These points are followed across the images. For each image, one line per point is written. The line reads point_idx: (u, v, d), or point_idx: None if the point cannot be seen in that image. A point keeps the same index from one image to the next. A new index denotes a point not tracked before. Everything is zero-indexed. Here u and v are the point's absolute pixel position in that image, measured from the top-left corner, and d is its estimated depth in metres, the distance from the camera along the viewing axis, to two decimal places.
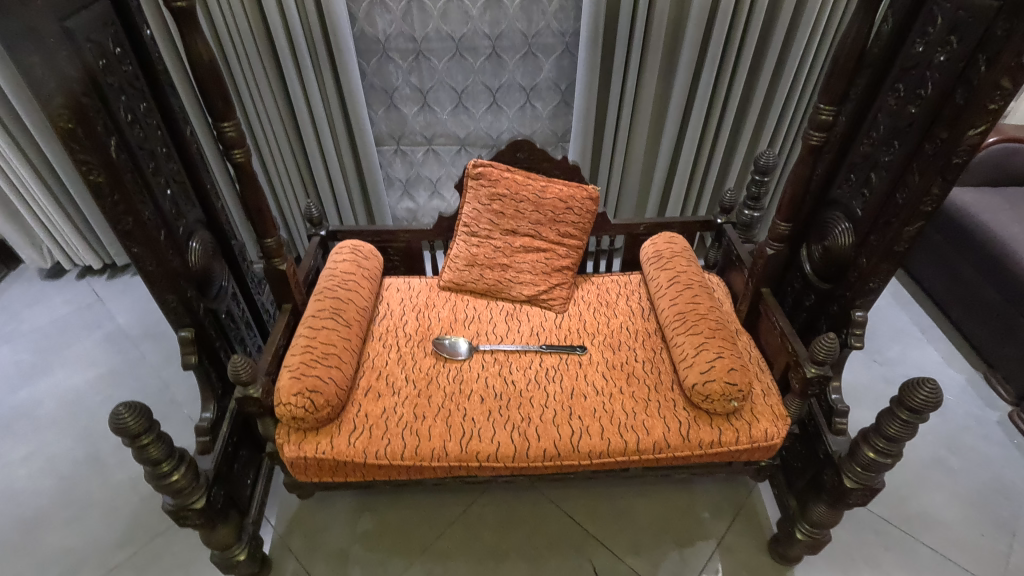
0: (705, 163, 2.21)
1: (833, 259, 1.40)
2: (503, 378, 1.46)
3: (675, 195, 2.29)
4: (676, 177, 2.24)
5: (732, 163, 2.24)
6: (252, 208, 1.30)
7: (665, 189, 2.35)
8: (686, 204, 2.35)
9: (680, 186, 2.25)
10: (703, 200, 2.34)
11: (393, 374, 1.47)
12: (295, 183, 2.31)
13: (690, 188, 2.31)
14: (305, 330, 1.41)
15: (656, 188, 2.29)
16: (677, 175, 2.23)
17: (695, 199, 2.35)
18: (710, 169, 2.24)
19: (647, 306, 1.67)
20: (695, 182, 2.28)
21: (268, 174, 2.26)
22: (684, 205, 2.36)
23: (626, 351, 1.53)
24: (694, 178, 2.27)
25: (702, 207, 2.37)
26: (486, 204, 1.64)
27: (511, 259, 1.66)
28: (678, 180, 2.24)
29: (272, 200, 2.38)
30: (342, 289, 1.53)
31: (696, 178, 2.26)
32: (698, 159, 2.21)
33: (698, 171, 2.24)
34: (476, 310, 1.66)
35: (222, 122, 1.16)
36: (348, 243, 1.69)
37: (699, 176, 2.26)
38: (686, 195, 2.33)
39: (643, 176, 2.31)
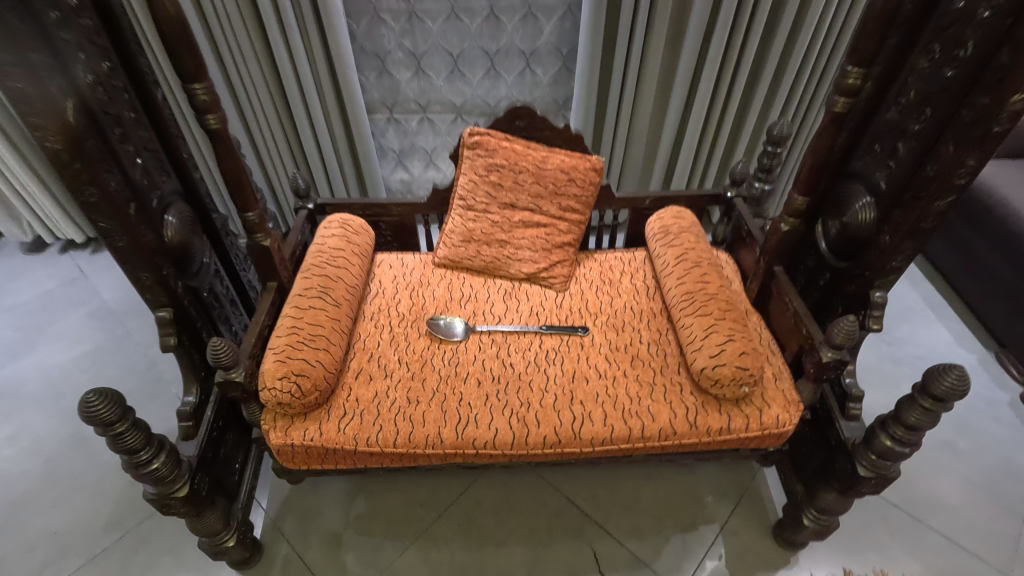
0: (713, 133, 2.11)
1: (852, 236, 1.31)
2: (500, 362, 1.39)
3: (680, 167, 2.19)
4: (682, 148, 2.13)
5: (741, 134, 2.13)
6: (230, 179, 1.20)
7: (671, 160, 2.24)
8: (692, 176, 2.25)
9: (687, 158, 2.15)
10: (709, 173, 2.24)
11: (386, 357, 1.40)
12: (284, 153, 2.20)
13: (697, 160, 2.21)
14: (291, 311, 1.33)
15: (661, 160, 2.18)
16: (683, 146, 2.12)
17: (701, 172, 2.25)
18: (719, 139, 2.13)
19: (651, 285, 1.59)
20: (702, 154, 2.17)
21: (254, 144, 2.15)
22: (690, 177, 2.26)
23: (631, 332, 1.46)
24: (701, 149, 2.17)
25: (708, 180, 2.28)
26: (482, 175, 1.54)
27: (509, 235, 1.57)
28: (684, 151, 2.14)
29: (259, 171, 2.27)
30: (330, 266, 1.45)
31: (703, 150, 2.16)
32: (705, 129, 2.10)
33: (705, 142, 2.14)
34: (472, 289, 1.58)
35: (193, 84, 1.06)
36: (337, 217, 1.60)
37: (706, 148, 2.15)
38: (692, 167, 2.23)
39: (647, 146, 2.21)
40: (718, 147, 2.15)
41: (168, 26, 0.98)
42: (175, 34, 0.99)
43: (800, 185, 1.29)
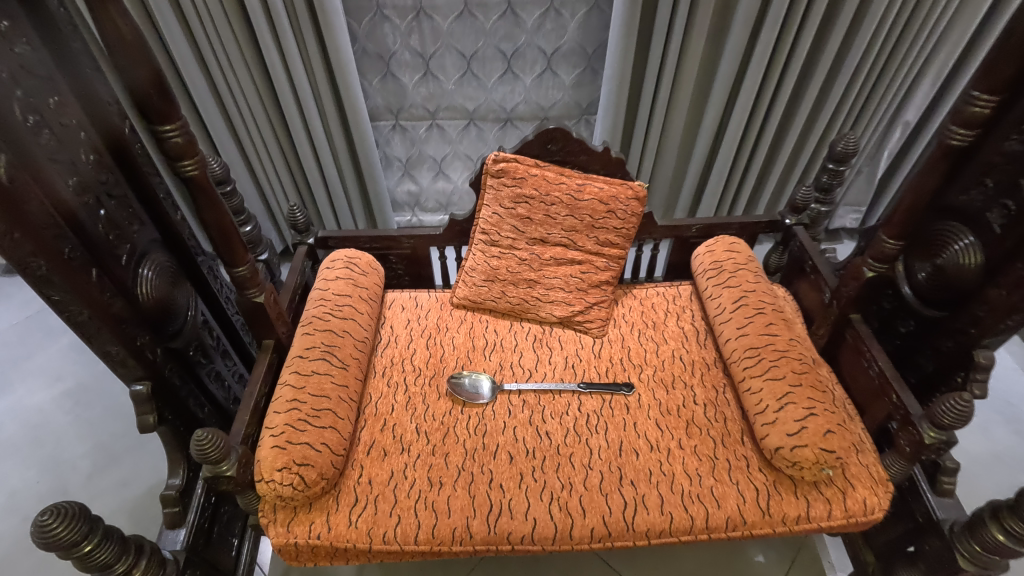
0: (751, 146, 1.88)
1: (950, 284, 1.11)
2: (534, 431, 1.20)
3: (713, 184, 1.95)
4: (716, 163, 1.90)
5: (782, 147, 1.90)
6: (214, 232, 1.00)
7: (702, 176, 2.01)
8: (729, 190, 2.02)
9: (721, 173, 1.91)
10: (744, 190, 2.00)
11: (402, 425, 1.21)
12: (278, 165, 1.99)
13: (731, 176, 1.97)
14: (291, 376, 1.14)
15: (692, 176, 1.95)
16: (718, 161, 1.89)
17: (735, 189, 2.01)
18: (758, 153, 1.90)
19: (702, 328, 1.39)
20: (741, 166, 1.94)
21: (248, 159, 1.95)
22: (727, 192, 2.03)
23: (683, 390, 1.26)
24: (736, 164, 1.93)
25: (742, 199, 2.04)
26: (508, 207, 1.33)
27: (539, 274, 1.37)
28: (719, 166, 1.90)
29: (253, 185, 2.06)
30: (335, 318, 1.25)
31: (739, 164, 1.92)
32: (743, 142, 1.87)
33: (742, 157, 1.90)
34: (496, 336, 1.38)
35: (163, 125, 0.85)
36: (341, 254, 1.40)
37: (743, 162, 1.92)
38: (726, 184, 1.99)
39: (676, 161, 1.97)
40: (757, 163, 1.91)
41: (125, 53, 0.76)
42: (135, 63, 0.78)
43: (891, 226, 1.08)
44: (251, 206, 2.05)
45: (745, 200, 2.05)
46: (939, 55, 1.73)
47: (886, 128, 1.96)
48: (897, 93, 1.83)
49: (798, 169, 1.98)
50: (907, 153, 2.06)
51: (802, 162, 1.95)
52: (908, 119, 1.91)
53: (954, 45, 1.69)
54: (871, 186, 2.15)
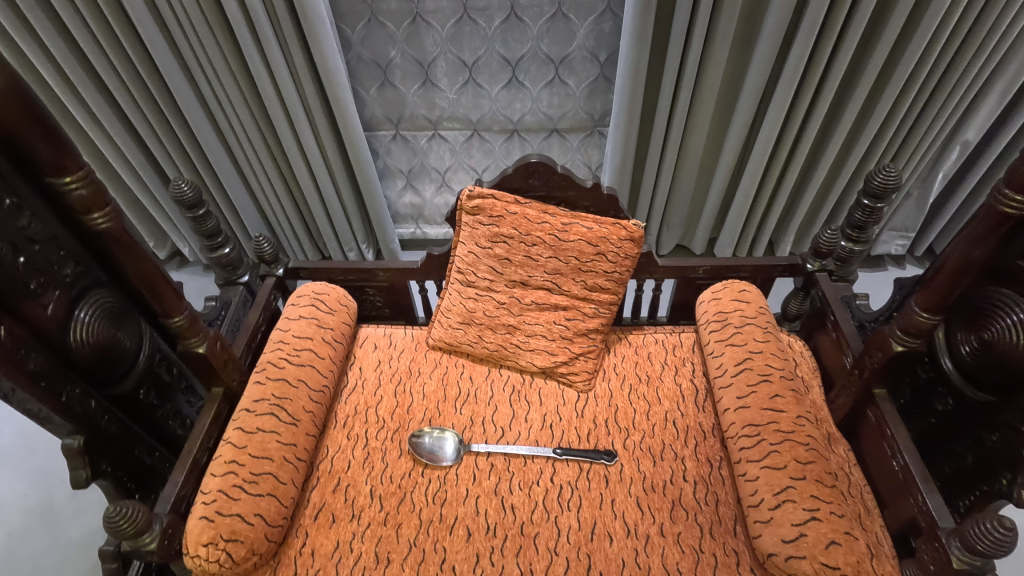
0: (781, 166, 1.79)
1: (1000, 367, 0.91)
2: (499, 503, 1.08)
3: (739, 201, 1.88)
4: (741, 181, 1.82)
5: (816, 169, 1.79)
6: (139, 282, 0.93)
7: (728, 191, 1.94)
8: (758, 202, 1.91)
9: (747, 192, 1.83)
10: (771, 210, 1.91)
11: (355, 486, 1.11)
12: (273, 178, 1.91)
13: (758, 196, 1.90)
14: (233, 433, 1.05)
15: (716, 193, 1.89)
16: (743, 180, 1.82)
17: (763, 209, 1.93)
18: (788, 173, 1.81)
19: (702, 387, 1.23)
20: (770, 179, 1.83)
21: (245, 172, 1.88)
22: (755, 204, 1.92)
23: (672, 462, 1.12)
24: (764, 184, 1.86)
25: (769, 219, 1.95)
26: (485, 246, 1.20)
27: (519, 319, 1.24)
28: (743, 184, 1.83)
29: (249, 195, 2.00)
30: (292, 364, 1.16)
31: (767, 182, 1.84)
32: (772, 160, 1.79)
33: (771, 176, 1.83)
34: (471, 384, 1.26)
35: (62, 176, 0.77)
36: (309, 288, 1.31)
37: (772, 181, 1.83)
38: (753, 203, 1.91)
39: (700, 170, 1.90)
40: (786, 183, 1.83)
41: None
42: (13, 114, 0.68)
43: (926, 296, 0.90)
44: (246, 216, 1.99)
45: (774, 221, 1.96)
46: (1008, 69, 1.54)
47: (943, 148, 1.75)
48: (955, 111, 1.63)
49: (834, 191, 1.85)
50: (966, 177, 1.82)
51: (838, 182, 1.83)
52: (969, 138, 1.69)
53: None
54: (922, 212, 1.91)
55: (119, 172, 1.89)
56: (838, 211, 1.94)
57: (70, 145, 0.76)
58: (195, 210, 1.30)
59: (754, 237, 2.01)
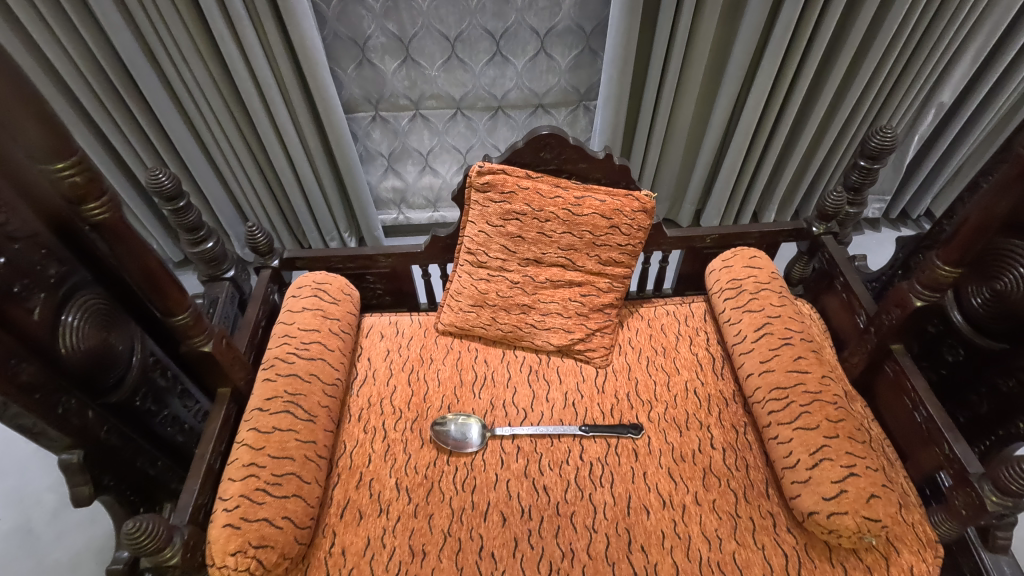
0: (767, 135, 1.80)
1: (1015, 317, 0.93)
2: (531, 485, 1.05)
3: (724, 170, 1.89)
4: (728, 151, 1.82)
5: (800, 137, 1.81)
6: (139, 278, 0.85)
7: (715, 161, 1.94)
8: (744, 172, 1.92)
9: (734, 161, 1.83)
10: (756, 179, 1.92)
11: (380, 480, 1.07)
12: (247, 166, 1.80)
13: (744, 166, 1.91)
14: (249, 434, 0.99)
15: (703, 165, 1.89)
16: (730, 150, 1.82)
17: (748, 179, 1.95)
18: (774, 140, 1.82)
19: (718, 355, 1.24)
20: (757, 148, 1.84)
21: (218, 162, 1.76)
22: (741, 174, 1.93)
23: (699, 430, 1.12)
24: (750, 153, 1.87)
25: (753, 188, 1.96)
26: (496, 224, 1.17)
27: (534, 298, 1.21)
28: (730, 153, 1.83)
29: (221, 186, 1.88)
30: (302, 359, 1.10)
31: (753, 151, 1.84)
32: (758, 129, 1.80)
33: (757, 145, 1.84)
34: (487, 368, 1.23)
35: (54, 162, 0.69)
36: (310, 279, 1.24)
37: (758, 148, 1.84)
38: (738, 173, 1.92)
39: (687, 142, 1.90)
40: (772, 152, 1.84)
41: None
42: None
43: (949, 251, 0.92)
44: (220, 208, 1.88)
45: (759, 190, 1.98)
46: (982, 30, 1.59)
47: (919, 110, 1.80)
48: (932, 72, 1.68)
49: (817, 156, 1.87)
50: (938, 139, 1.89)
51: (822, 148, 1.85)
52: (944, 100, 1.74)
53: (1000, 18, 1.55)
54: (900, 174, 1.96)
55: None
56: (821, 177, 1.97)
57: (62, 127, 0.68)
58: (175, 201, 1.21)
59: (736, 207, 2.03)
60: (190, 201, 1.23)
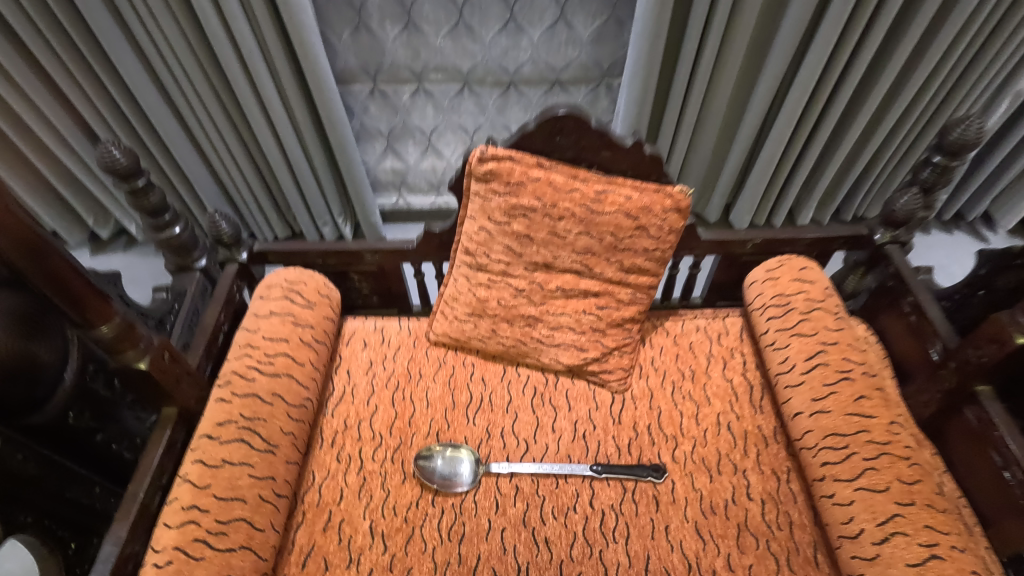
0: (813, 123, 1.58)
1: None
2: (529, 536, 0.88)
3: (762, 157, 1.67)
4: (769, 136, 1.60)
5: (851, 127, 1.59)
6: (45, 285, 0.67)
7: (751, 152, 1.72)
8: (784, 165, 1.70)
9: (775, 147, 1.61)
10: (799, 170, 1.69)
11: (351, 522, 0.90)
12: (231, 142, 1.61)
13: (784, 158, 1.69)
14: (192, 469, 0.82)
15: (737, 155, 1.68)
16: (770, 141, 1.61)
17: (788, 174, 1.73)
18: (821, 130, 1.60)
19: (757, 384, 1.05)
20: (800, 138, 1.62)
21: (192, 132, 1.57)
22: (781, 167, 1.71)
23: (733, 476, 0.94)
24: (792, 145, 1.65)
25: (794, 180, 1.73)
26: (499, 221, 0.98)
27: (541, 309, 1.03)
28: (771, 139, 1.60)
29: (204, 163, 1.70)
30: (263, 375, 0.93)
31: (797, 137, 1.62)
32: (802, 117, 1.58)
33: (800, 136, 1.62)
34: (484, 388, 1.06)
35: None
36: (282, 277, 1.07)
37: (804, 134, 1.61)
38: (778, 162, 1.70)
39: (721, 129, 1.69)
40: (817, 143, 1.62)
41: None
42: None
43: None
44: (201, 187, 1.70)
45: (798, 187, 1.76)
46: None
47: (991, 99, 1.57)
48: (1010, 54, 1.46)
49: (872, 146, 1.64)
50: (1008, 133, 1.66)
51: (877, 138, 1.62)
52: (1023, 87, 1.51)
53: None
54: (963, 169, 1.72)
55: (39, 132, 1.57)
56: (873, 171, 1.73)
57: None
58: (133, 180, 1.03)
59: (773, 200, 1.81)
60: (150, 180, 1.05)
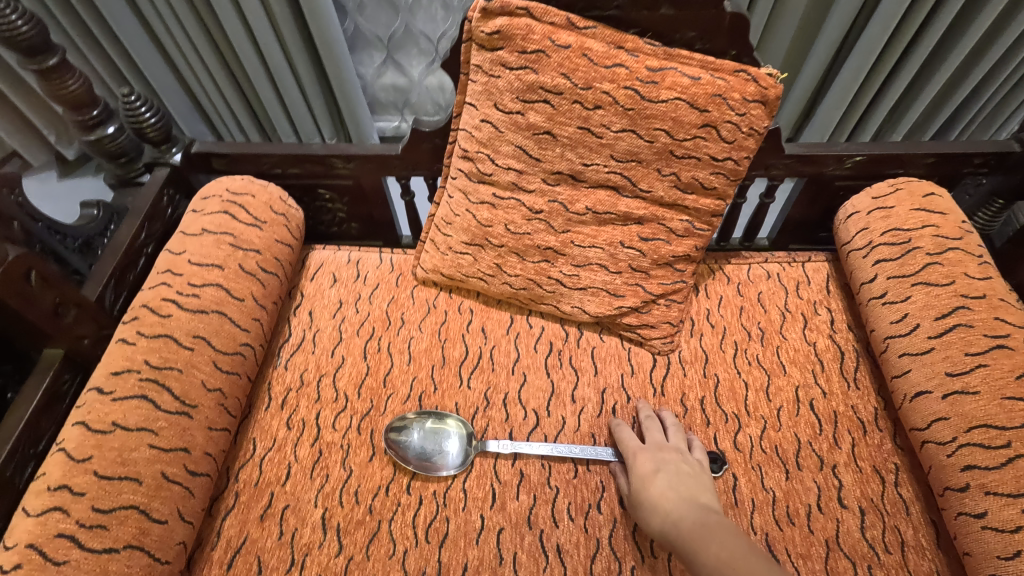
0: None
1: None
2: (536, 543, 0.65)
3: (846, 76, 1.02)
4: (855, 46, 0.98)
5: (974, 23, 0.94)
6: None
7: (859, 23, 1.00)
8: (875, 72, 1.03)
9: (858, 72, 1.00)
10: (878, 113, 1.10)
11: (297, 511, 0.67)
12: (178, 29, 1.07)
13: (889, 52, 1.00)
14: (70, 434, 0.59)
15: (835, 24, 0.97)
16: (873, 24, 0.94)
17: (883, 79, 1.04)
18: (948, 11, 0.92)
19: (851, 351, 0.78)
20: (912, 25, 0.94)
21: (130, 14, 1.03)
22: (874, 70, 1.03)
23: (819, 473, 0.68)
24: (897, 39, 0.97)
25: (873, 124, 1.12)
26: (510, 108, 0.70)
27: (564, 240, 0.76)
28: (854, 57, 0.99)
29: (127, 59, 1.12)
30: (182, 313, 0.68)
31: (885, 62, 1.01)
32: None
33: (910, 26, 0.95)
34: (484, 342, 0.81)
35: None
36: (224, 187, 0.81)
37: (896, 56, 1.00)
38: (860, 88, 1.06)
39: None
40: (929, 42, 0.96)
41: None
42: None
43: None
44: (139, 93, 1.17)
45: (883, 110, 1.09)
46: None
47: None
48: None
49: (1005, 70, 1.00)
50: None
51: (1016, 55, 0.98)
52: None
53: None
54: None
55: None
56: (997, 112, 1.09)
57: None
58: (43, 59, 0.74)
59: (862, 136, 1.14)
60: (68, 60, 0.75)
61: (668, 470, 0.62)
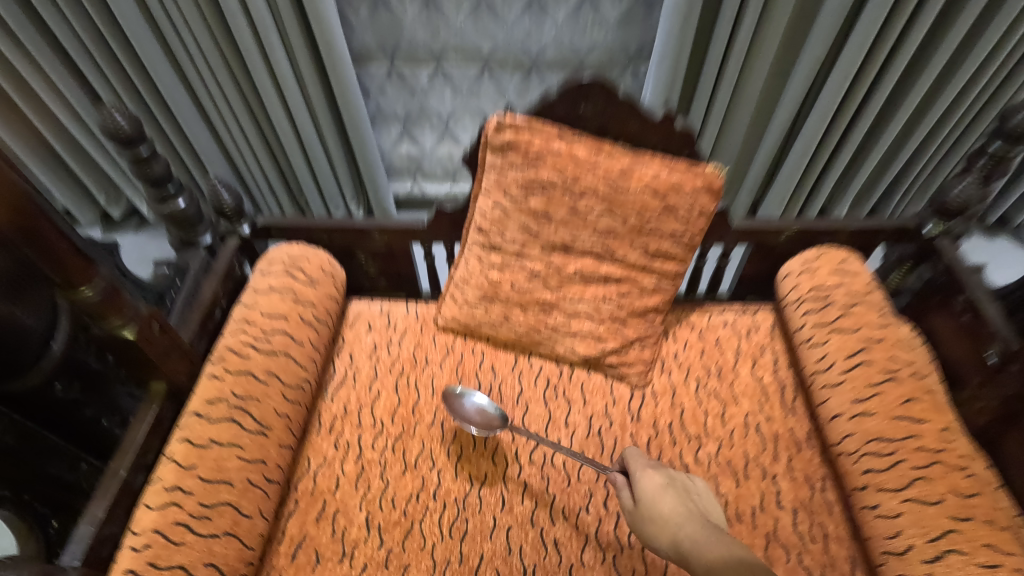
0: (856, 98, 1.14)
1: None
2: (537, 537, 0.81)
3: (794, 159, 1.24)
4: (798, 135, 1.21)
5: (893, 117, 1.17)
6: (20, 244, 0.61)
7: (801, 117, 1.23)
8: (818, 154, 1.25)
9: (805, 151, 1.22)
10: (826, 186, 1.31)
11: (345, 514, 0.84)
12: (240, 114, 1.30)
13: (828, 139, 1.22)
14: (178, 448, 0.76)
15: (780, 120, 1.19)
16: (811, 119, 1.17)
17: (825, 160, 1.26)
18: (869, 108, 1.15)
19: (789, 385, 0.97)
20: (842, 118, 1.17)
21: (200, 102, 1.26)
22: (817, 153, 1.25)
23: (761, 481, 0.86)
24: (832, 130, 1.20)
25: (822, 194, 1.33)
26: (516, 196, 0.91)
27: (558, 295, 0.96)
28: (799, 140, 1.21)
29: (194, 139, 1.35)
30: (257, 355, 0.87)
31: (824, 147, 1.23)
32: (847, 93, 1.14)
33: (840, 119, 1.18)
34: (494, 378, 0.99)
35: None
36: (285, 253, 1.01)
37: (832, 143, 1.22)
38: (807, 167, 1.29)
39: (771, 77, 1.18)
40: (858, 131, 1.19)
41: None
42: None
43: None
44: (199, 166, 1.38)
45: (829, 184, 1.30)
46: None
47: None
48: None
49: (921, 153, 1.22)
50: None
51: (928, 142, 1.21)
52: None
53: None
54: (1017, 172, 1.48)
55: (26, 79, 1.22)
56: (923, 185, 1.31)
57: None
58: (136, 149, 0.89)
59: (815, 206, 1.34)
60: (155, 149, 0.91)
61: (676, 487, 0.73)
